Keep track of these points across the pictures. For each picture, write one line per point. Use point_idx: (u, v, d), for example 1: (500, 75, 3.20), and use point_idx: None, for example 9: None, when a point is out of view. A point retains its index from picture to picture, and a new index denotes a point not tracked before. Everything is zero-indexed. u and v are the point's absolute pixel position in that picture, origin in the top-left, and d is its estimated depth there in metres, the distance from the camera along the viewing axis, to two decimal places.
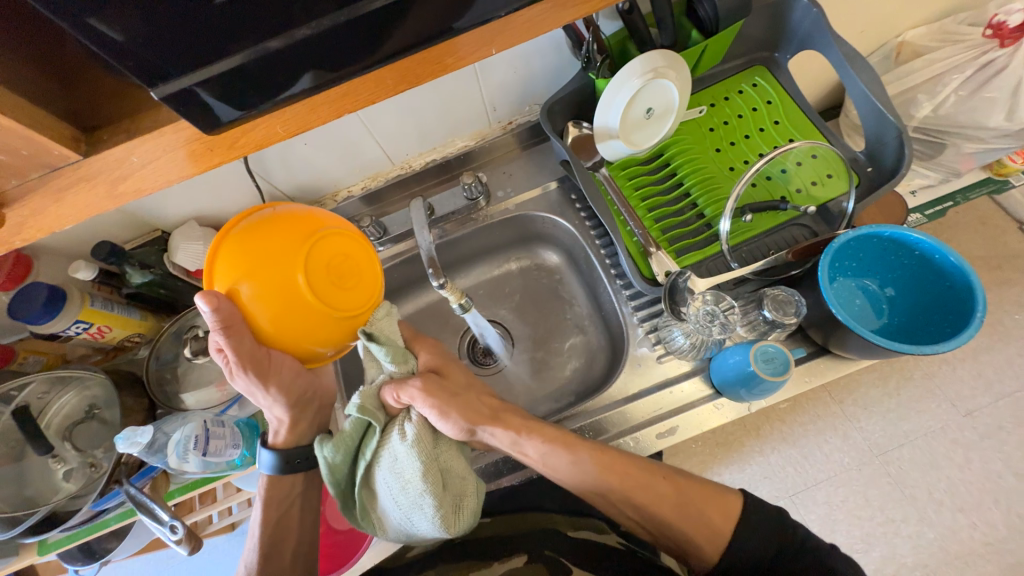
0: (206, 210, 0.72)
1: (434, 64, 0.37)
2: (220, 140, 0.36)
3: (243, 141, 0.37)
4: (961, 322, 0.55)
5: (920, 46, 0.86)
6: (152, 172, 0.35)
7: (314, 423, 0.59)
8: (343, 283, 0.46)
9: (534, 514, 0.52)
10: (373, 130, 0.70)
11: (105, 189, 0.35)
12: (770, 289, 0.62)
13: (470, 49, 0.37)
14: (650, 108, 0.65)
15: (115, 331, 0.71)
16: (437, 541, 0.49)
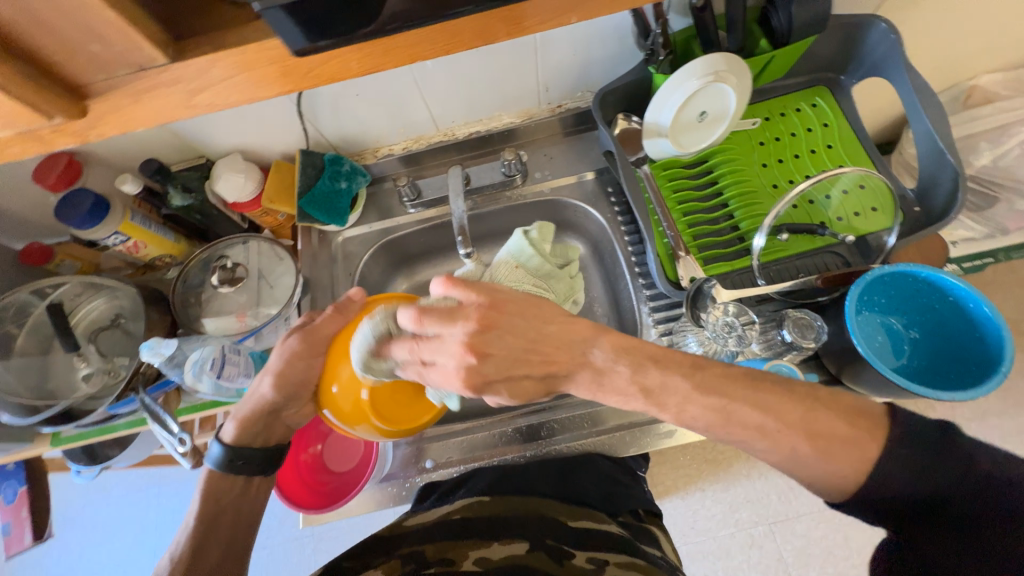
0: (251, 145, 0.74)
1: (517, 25, 0.37)
2: (297, 68, 0.36)
3: (315, 72, 0.37)
4: (984, 376, 0.54)
5: (991, 93, 0.83)
6: (230, 88, 0.36)
7: (267, 433, 0.59)
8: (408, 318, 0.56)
9: (533, 501, 0.53)
10: (425, 92, 0.71)
11: (181, 98, 0.35)
12: (793, 310, 0.61)
13: (554, 13, 0.36)
14: (705, 111, 0.65)
15: (150, 248, 0.73)
16: (434, 515, 0.52)
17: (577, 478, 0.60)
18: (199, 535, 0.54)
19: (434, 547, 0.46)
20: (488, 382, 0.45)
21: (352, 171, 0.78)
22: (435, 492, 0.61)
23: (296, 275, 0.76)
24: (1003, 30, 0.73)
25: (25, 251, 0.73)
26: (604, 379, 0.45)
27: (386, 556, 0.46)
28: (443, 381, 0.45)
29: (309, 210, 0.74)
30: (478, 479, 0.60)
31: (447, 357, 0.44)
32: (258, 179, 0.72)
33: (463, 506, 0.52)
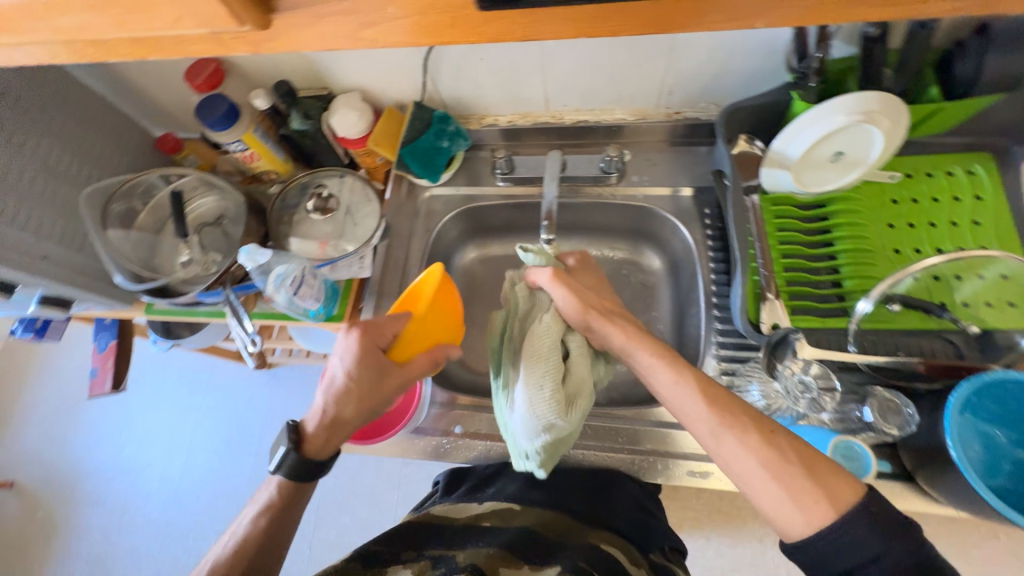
0: (372, 87, 0.77)
1: (700, 19, 0.34)
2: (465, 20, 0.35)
3: None
4: None
5: None
6: (396, 29, 0.35)
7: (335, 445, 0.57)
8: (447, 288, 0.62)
9: (558, 516, 0.57)
10: (549, 70, 0.70)
11: (349, 27, 0.36)
12: (882, 389, 0.55)
13: (742, 13, 0.33)
14: (840, 151, 0.60)
15: (262, 161, 0.79)
16: (466, 514, 0.58)
17: (608, 499, 0.61)
18: (260, 547, 0.53)
19: (464, 553, 0.50)
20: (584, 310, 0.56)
21: (456, 133, 0.79)
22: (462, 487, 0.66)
23: (379, 219, 0.79)
24: None
25: (162, 139, 0.82)
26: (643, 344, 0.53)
27: (417, 553, 0.51)
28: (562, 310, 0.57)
29: (407, 160, 0.78)
30: (505, 479, 0.64)
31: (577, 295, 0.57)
32: (370, 120, 0.75)
33: (495, 515, 0.57)
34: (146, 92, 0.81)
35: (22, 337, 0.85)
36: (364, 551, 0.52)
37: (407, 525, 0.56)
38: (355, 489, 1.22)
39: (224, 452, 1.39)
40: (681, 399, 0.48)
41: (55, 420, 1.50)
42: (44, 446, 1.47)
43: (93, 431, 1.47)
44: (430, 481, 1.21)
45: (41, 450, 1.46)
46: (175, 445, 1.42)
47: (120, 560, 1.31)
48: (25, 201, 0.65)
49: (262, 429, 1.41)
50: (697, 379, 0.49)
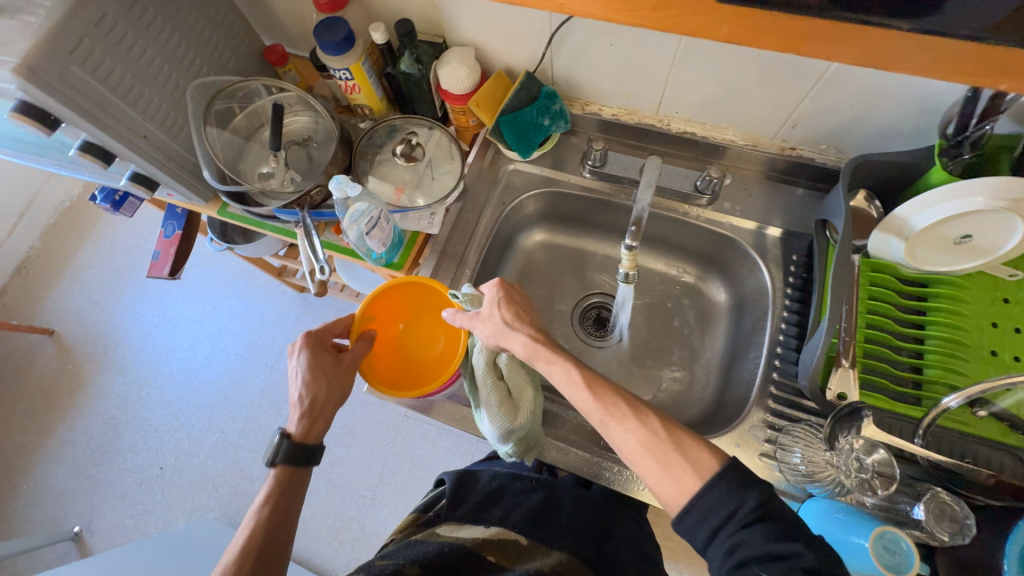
0: (487, 46, 0.75)
1: (919, 69, 0.30)
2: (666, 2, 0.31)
3: None
4: None
5: None
6: None
7: (317, 426, 0.65)
8: (438, 301, 0.69)
9: (564, 556, 0.63)
10: (675, 72, 0.67)
11: None
12: (942, 492, 0.53)
13: (970, 69, 0.29)
14: (968, 236, 0.55)
15: (360, 95, 0.79)
16: (471, 536, 0.64)
17: (613, 543, 0.67)
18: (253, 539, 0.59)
19: None
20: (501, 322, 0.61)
21: (558, 113, 0.77)
22: (468, 497, 0.68)
23: (458, 180, 0.78)
24: None
25: (270, 49, 0.82)
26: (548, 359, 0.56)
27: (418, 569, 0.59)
28: (479, 324, 0.62)
29: (503, 129, 0.76)
30: (510, 494, 0.69)
31: (494, 306, 0.62)
32: (477, 80, 0.74)
33: (497, 546, 0.64)
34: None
35: (100, 206, 0.89)
36: (398, 569, 0.59)
37: (436, 549, 0.61)
38: (357, 430, 1.34)
39: (242, 358, 1.45)
40: (576, 389, 0.53)
41: (100, 287, 1.58)
42: (86, 308, 1.56)
43: (131, 307, 1.55)
44: (425, 441, 1.32)
45: (83, 310, 1.56)
46: (199, 340, 1.49)
47: (132, 430, 1.40)
48: (140, 79, 0.67)
49: (281, 347, 1.46)
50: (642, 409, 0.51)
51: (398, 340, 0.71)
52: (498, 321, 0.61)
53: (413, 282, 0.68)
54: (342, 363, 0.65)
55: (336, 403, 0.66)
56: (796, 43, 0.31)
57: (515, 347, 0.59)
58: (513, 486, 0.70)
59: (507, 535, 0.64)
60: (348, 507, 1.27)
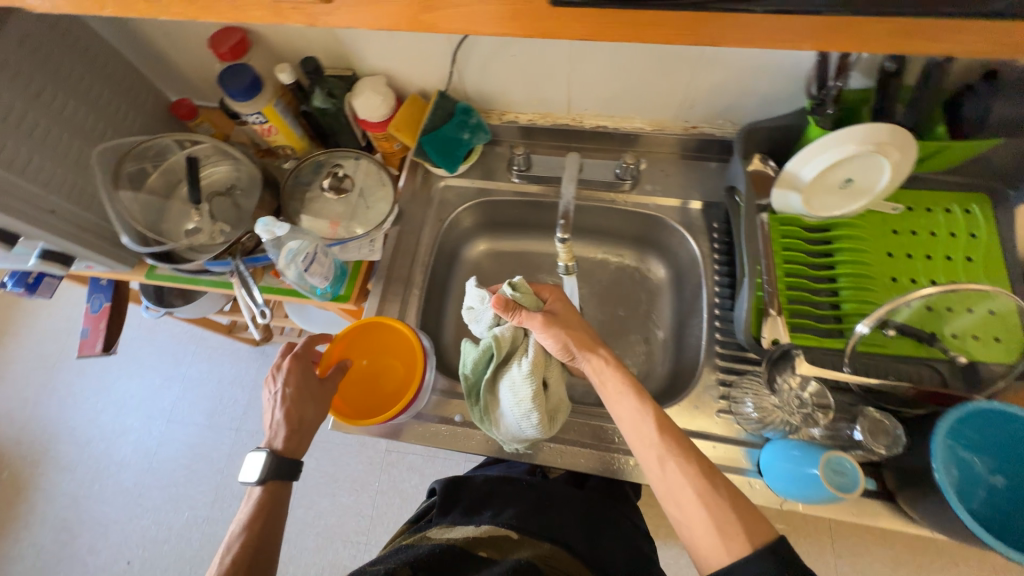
0: (397, 72, 0.77)
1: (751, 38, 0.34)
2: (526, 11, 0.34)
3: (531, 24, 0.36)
4: None
5: None
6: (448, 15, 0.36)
7: (299, 444, 0.63)
8: (397, 335, 0.69)
9: (553, 549, 0.63)
10: (575, 73, 0.71)
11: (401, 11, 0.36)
12: (872, 410, 0.58)
13: (790, 33, 0.33)
14: (849, 179, 0.62)
15: (279, 136, 0.79)
16: (464, 534, 0.64)
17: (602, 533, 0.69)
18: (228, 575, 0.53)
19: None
20: (568, 331, 0.65)
21: (477, 126, 0.79)
22: (459, 500, 0.71)
23: (392, 205, 0.79)
24: None
25: (176, 104, 0.81)
26: (607, 371, 0.62)
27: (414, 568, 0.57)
28: (552, 334, 0.64)
29: (426, 148, 0.78)
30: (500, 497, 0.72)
31: (567, 319, 0.67)
32: (393, 105, 0.76)
33: (489, 543, 0.63)
34: (165, 55, 0.80)
35: (11, 292, 0.83)
36: (392, 570, 0.56)
37: (429, 550, 0.60)
38: (339, 476, 1.29)
39: (204, 426, 1.37)
40: (637, 424, 0.57)
41: (28, 383, 1.45)
42: (15, 408, 1.42)
43: (69, 396, 1.43)
44: (412, 473, 1.29)
45: (12, 410, 1.42)
46: (153, 416, 1.39)
47: (89, 528, 1.28)
48: (36, 152, 0.64)
49: (244, 406, 1.39)
50: (696, 468, 0.53)
51: (364, 375, 0.70)
52: (575, 340, 0.64)
53: (372, 320, 0.69)
54: (327, 387, 0.64)
55: (321, 421, 0.64)
56: (650, 31, 0.34)
57: (588, 360, 0.64)
58: (503, 488, 0.74)
59: (498, 532, 0.65)
60: (343, 558, 1.21)
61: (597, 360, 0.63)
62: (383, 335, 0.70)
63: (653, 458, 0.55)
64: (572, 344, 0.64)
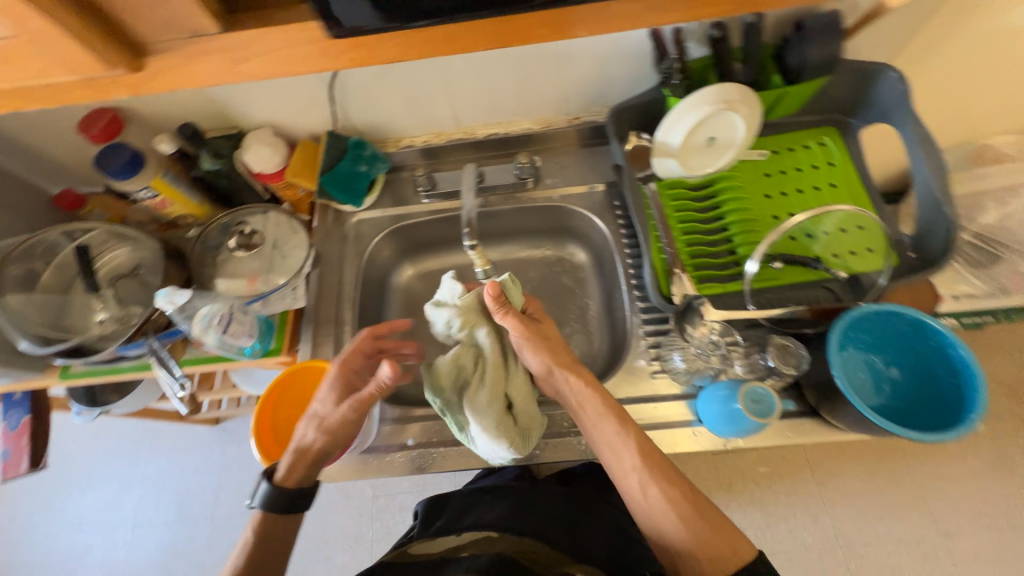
0: (283, 121, 0.78)
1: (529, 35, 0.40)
2: (330, 49, 0.39)
3: (344, 55, 0.39)
4: (950, 418, 0.55)
5: (1003, 154, 0.92)
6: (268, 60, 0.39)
7: (307, 472, 0.61)
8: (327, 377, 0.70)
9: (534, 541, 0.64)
10: (451, 89, 0.75)
11: (223, 63, 0.39)
12: (777, 337, 0.63)
13: None
14: (713, 138, 0.68)
15: (176, 206, 0.77)
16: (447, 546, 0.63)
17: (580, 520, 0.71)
18: None
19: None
20: (542, 343, 0.67)
21: (373, 157, 0.81)
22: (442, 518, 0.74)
23: (308, 250, 0.79)
24: (999, 89, 0.81)
25: (61, 196, 0.79)
26: (583, 386, 0.64)
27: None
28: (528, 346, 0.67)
29: (328, 188, 0.79)
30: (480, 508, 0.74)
31: (542, 331, 0.69)
32: (285, 153, 0.76)
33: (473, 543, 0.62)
34: (39, 150, 0.78)
35: None
36: None
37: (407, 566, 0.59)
38: (329, 536, 1.24)
39: (173, 523, 1.29)
40: (618, 450, 0.60)
41: None
42: None
43: (14, 529, 1.31)
44: (404, 514, 1.25)
45: None
46: (115, 527, 1.29)
47: None
48: None
49: (214, 491, 1.31)
50: (676, 489, 0.56)
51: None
52: (551, 356, 0.66)
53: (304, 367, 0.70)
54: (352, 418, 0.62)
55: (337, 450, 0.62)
56: (445, 45, 0.40)
57: (564, 377, 0.65)
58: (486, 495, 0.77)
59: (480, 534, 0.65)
60: None
61: (573, 373, 0.65)
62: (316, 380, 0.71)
63: (635, 482, 0.58)
64: (548, 356, 0.66)
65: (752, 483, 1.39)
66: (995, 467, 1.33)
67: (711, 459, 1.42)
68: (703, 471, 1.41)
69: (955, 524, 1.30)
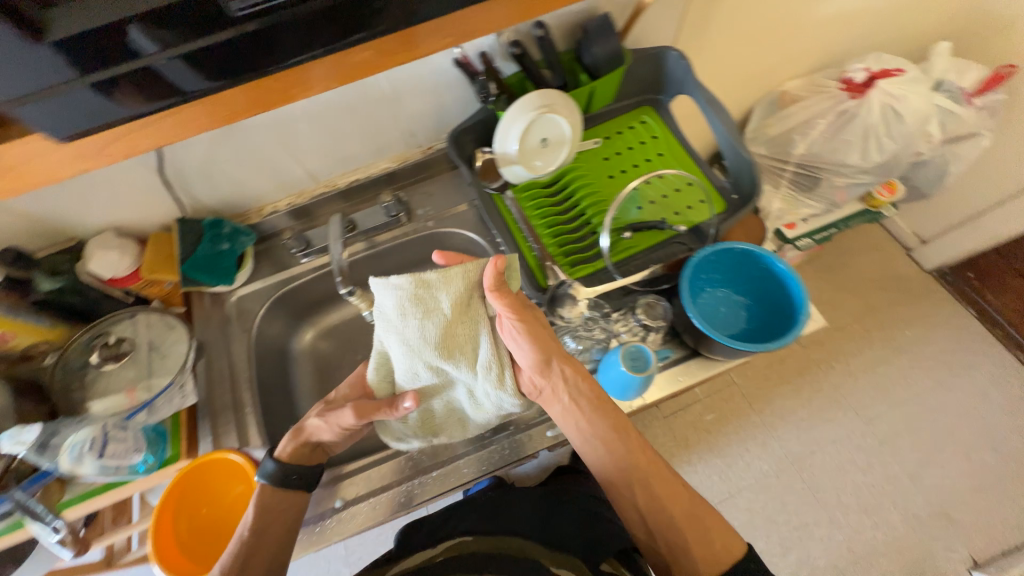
0: (124, 220, 0.74)
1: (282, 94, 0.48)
2: (86, 146, 0.45)
3: (108, 147, 0.45)
4: (789, 322, 0.65)
5: (796, 94, 1.09)
6: (48, 163, 0.45)
7: (313, 457, 0.68)
8: (231, 465, 0.71)
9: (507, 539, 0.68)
10: (294, 150, 0.77)
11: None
12: (643, 296, 0.71)
13: None
14: (546, 138, 0.74)
15: (19, 338, 0.67)
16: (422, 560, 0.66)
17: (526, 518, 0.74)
18: None
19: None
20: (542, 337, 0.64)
21: (234, 232, 0.80)
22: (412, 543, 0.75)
23: (191, 341, 0.74)
24: (767, 44, 0.97)
25: None
26: (576, 386, 0.65)
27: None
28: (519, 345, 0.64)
29: (192, 275, 0.76)
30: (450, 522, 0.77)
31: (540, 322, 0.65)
32: (134, 252, 0.73)
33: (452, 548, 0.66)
34: None
35: None
36: None
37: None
38: None
39: None
40: (613, 445, 0.65)
41: None
42: None
43: None
44: None
45: None
46: None
47: None
48: None
49: None
50: (672, 481, 0.65)
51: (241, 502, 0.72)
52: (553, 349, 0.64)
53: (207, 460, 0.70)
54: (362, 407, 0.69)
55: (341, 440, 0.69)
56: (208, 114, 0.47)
57: (561, 372, 0.64)
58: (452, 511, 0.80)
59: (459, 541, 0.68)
60: None
61: (569, 366, 0.65)
62: (217, 472, 0.71)
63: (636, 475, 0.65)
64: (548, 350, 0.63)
65: (704, 432, 1.48)
66: (885, 352, 1.54)
67: (664, 421, 1.50)
68: (660, 436, 1.48)
69: (872, 410, 1.47)
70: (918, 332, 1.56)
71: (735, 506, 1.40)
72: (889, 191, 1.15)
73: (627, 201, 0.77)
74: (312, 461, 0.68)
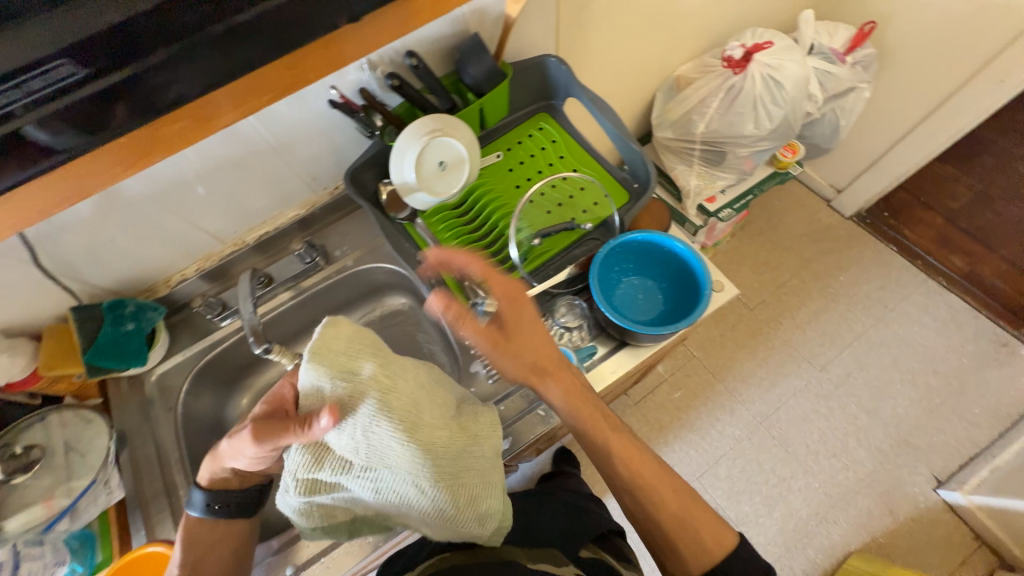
0: (11, 320, 0.69)
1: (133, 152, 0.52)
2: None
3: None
4: (695, 297, 0.69)
5: (688, 77, 1.15)
6: None
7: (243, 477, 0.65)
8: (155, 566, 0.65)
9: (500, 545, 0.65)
10: (189, 215, 0.74)
11: None
12: (562, 300, 0.75)
13: None
14: (443, 161, 0.74)
15: None
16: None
17: None
18: None
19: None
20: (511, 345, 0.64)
21: (139, 309, 0.75)
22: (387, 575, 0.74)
23: (111, 431, 0.70)
24: (648, 36, 1.01)
25: None
26: (576, 392, 0.67)
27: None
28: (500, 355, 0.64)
29: (99, 363, 0.70)
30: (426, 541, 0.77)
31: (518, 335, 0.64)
32: (27, 353, 0.68)
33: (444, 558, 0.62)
34: None
35: None
36: None
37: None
38: None
39: None
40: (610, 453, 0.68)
41: None
42: None
43: None
44: None
45: None
46: None
47: None
48: None
49: None
50: (675, 494, 0.67)
51: None
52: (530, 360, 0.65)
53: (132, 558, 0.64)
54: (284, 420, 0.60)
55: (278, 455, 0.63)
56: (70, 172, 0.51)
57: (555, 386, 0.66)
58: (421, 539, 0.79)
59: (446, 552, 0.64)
60: None
61: (563, 378, 0.67)
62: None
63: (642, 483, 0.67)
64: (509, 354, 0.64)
65: (676, 411, 1.51)
66: (826, 300, 1.62)
67: (636, 407, 1.53)
68: (633, 423, 1.50)
69: (823, 357, 1.54)
70: (852, 276, 1.65)
71: (715, 477, 1.43)
72: (791, 152, 1.24)
73: (535, 208, 0.79)
74: (241, 483, 0.66)
